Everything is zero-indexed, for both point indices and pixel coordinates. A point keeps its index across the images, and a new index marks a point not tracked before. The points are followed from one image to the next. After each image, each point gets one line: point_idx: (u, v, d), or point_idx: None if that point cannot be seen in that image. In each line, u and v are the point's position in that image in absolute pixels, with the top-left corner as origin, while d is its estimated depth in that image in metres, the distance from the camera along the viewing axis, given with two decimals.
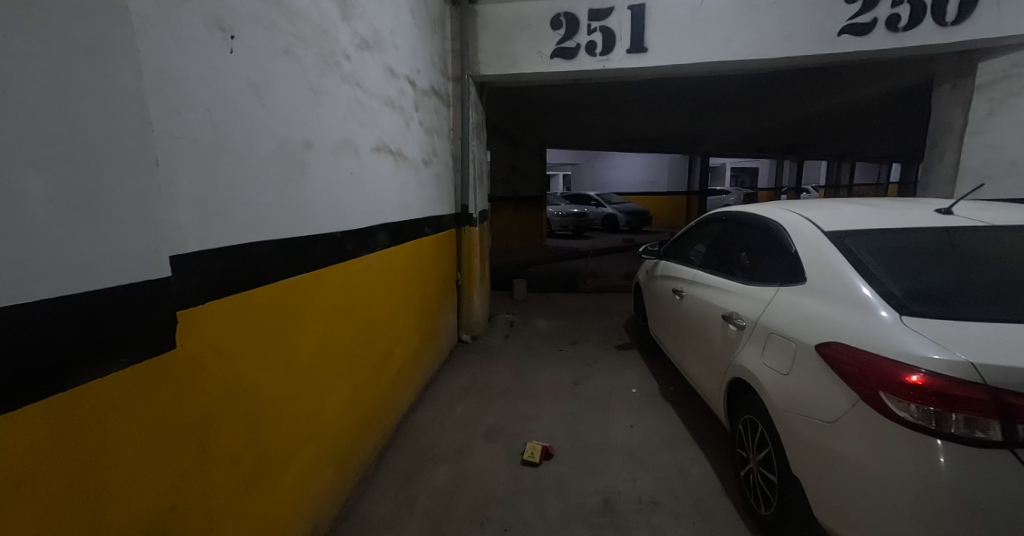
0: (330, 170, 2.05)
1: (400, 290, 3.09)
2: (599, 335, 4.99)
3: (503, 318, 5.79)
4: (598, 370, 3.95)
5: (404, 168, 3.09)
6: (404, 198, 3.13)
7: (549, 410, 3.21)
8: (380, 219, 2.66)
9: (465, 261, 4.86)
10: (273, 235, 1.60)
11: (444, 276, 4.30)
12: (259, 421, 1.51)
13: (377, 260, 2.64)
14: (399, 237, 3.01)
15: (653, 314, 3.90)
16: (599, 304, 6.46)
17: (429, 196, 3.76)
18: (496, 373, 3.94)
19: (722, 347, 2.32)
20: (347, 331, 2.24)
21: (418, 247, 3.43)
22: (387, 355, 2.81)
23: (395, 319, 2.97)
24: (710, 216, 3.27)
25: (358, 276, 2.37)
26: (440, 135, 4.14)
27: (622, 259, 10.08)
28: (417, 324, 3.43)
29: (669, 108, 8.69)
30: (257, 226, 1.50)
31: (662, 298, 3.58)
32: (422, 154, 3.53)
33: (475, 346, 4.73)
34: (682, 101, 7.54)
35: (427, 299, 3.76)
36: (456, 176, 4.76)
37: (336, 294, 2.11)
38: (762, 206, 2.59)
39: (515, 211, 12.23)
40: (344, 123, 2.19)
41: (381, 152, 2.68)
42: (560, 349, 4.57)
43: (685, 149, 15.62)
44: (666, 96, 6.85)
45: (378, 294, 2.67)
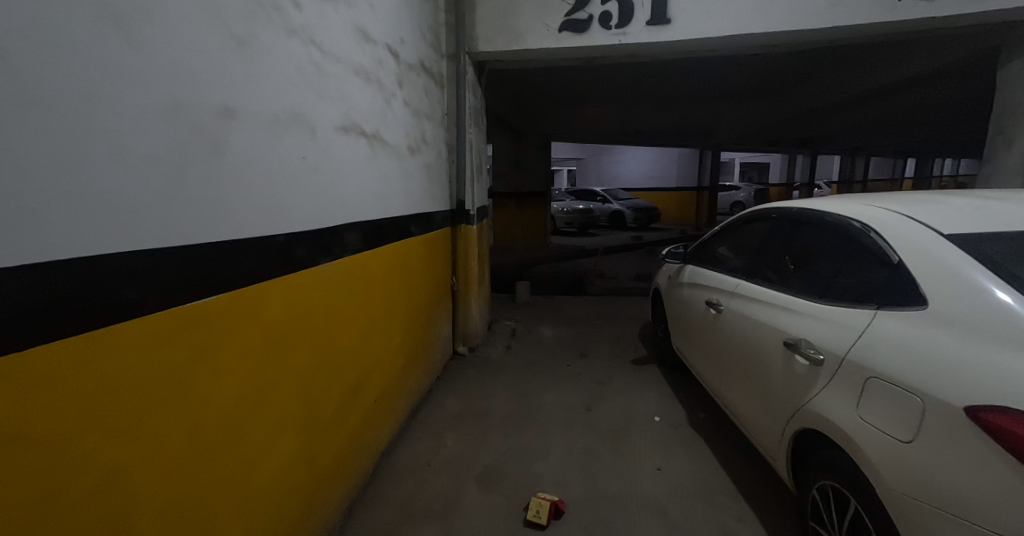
0: (268, 152, 1.53)
1: (380, 302, 2.59)
2: (612, 346, 4.48)
3: (504, 326, 5.28)
4: (613, 391, 3.45)
5: (383, 155, 2.58)
6: (384, 192, 2.62)
7: (557, 446, 2.70)
8: (348, 217, 2.14)
9: (461, 263, 4.35)
10: (148, 242, 1.09)
11: (436, 280, 3.80)
12: (125, 522, 1.03)
13: (345, 267, 2.13)
14: (377, 238, 2.51)
15: (680, 326, 3.37)
16: (609, 310, 5.95)
17: (417, 191, 3.25)
18: (495, 396, 3.43)
19: (785, 385, 1.79)
20: (298, 363, 1.75)
21: (403, 250, 2.93)
22: (360, 384, 2.31)
23: (373, 339, 2.47)
24: (750, 212, 2.75)
25: (317, 290, 1.88)
26: (431, 120, 3.63)
27: (632, 258, 9.54)
28: (402, 339, 2.93)
29: (683, 96, 8.11)
30: (123, 226, 1.03)
31: (691, 309, 3.05)
32: (408, 140, 3.02)
33: (473, 360, 4.24)
34: (699, 86, 6.96)
35: (416, 310, 3.27)
36: (451, 169, 4.24)
37: (280, 315, 1.62)
38: (828, 201, 2.06)
39: (518, 208, 11.70)
40: (293, 93, 1.68)
41: (351, 134, 2.17)
42: (568, 363, 4.06)
43: (696, 142, 15.04)
44: (683, 79, 6.29)
45: (347, 309, 2.17)
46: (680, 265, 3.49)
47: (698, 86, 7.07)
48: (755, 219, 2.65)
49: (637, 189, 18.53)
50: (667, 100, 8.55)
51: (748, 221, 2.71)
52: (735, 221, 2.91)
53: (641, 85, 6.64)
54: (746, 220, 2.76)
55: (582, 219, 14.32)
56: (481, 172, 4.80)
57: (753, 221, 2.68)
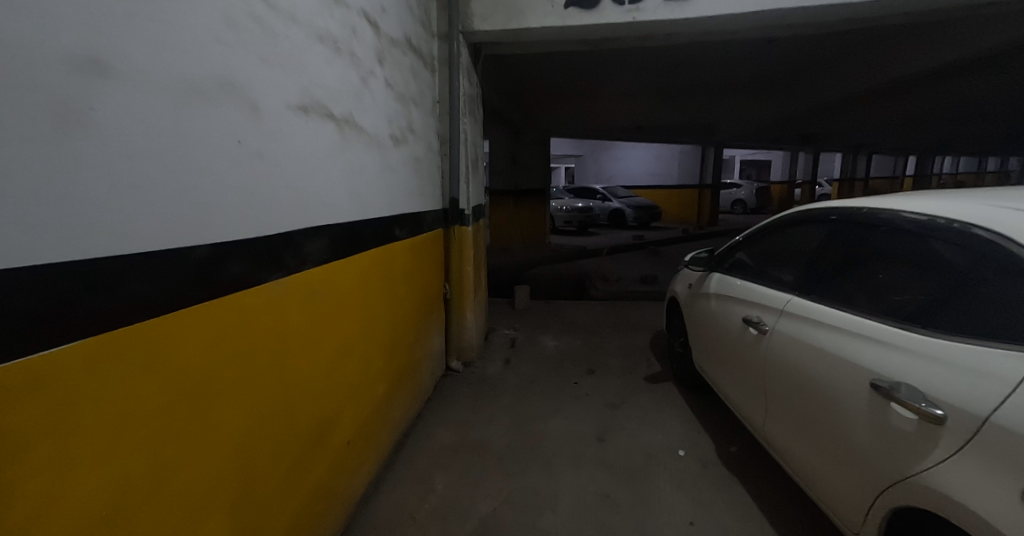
0: (177, 131, 1.09)
1: (356, 321, 2.16)
2: (621, 360, 4.08)
3: (503, 336, 4.87)
4: (627, 416, 3.06)
5: (360, 145, 2.16)
6: (362, 188, 2.20)
7: (569, 489, 2.30)
8: (311, 221, 1.71)
9: (455, 269, 3.93)
10: None
11: (425, 288, 3.37)
12: None
13: (308, 283, 1.71)
14: (351, 247, 2.07)
15: (704, 341, 2.99)
16: (615, 316, 5.56)
17: (403, 189, 2.82)
18: (494, 423, 3.01)
19: (877, 441, 1.39)
20: (234, 418, 1.32)
21: (385, 258, 2.51)
22: (328, 426, 1.88)
23: (346, 368, 2.05)
24: (792, 214, 2.37)
25: (264, 317, 1.45)
26: (420, 107, 3.21)
27: (635, 259, 9.17)
28: (383, 363, 2.51)
29: (690, 87, 7.70)
30: None
31: (721, 323, 2.67)
32: (390, 129, 2.59)
33: (468, 377, 3.81)
34: (708, 74, 6.56)
35: (402, 326, 2.84)
36: (444, 164, 3.82)
37: (201, 358, 1.19)
38: (911, 200, 1.70)
39: (516, 206, 11.28)
40: (222, 54, 1.24)
41: (316, 117, 1.74)
42: (574, 382, 3.66)
43: (697, 138, 14.68)
44: (691, 65, 5.88)
45: (311, 335, 1.75)
46: (705, 273, 3.10)
47: (707, 75, 6.67)
48: (801, 221, 2.28)
49: (636, 186, 18.14)
50: (673, 92, 8.17)
51: (792, 224, 2.34)
52: (772, 223, 2.53)
53: (646, 73, 6.25)
54: (788, 223, 2.39)
55: (581, 217, 13.92)
56: (477, 166, 4.38)
57: (797, 224, 2.31)
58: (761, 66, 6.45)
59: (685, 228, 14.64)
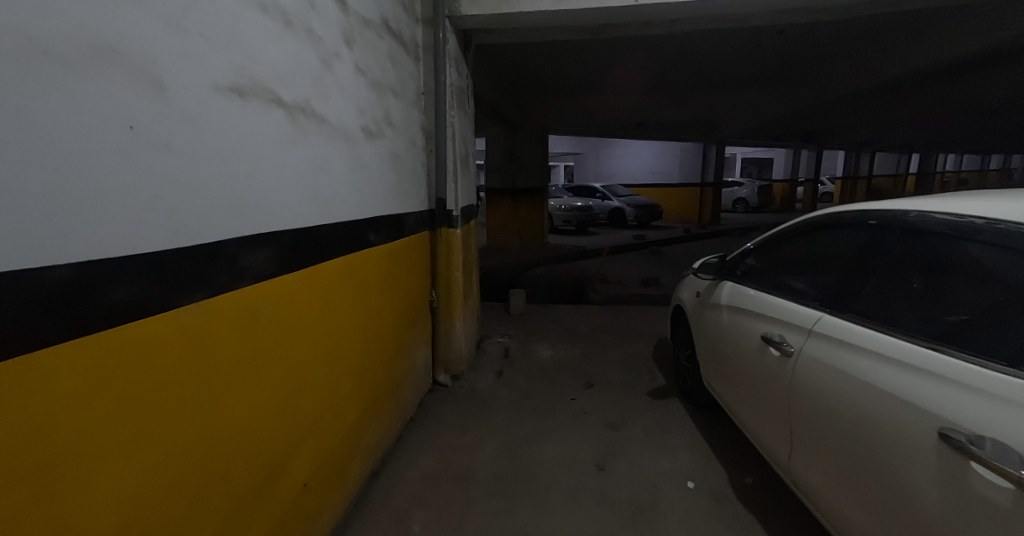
0: (12, 111, 0.81)
1: (318, 341, 1.89)
2: (621, 373, 3.83)
3: (496, 345, 4.61)
4: (627, 438, 2.81)
5: (323, 139, 1.88)
6: (327, 188, 1.94)
7: (562, 529, 2.04)
8: (250, 229, 1.42)
9: (442, 275, 3.65)
10: None
11: (408, 297, 3.09)
12: None
13: (249, 302, 1.43)
14: (308, 258, 1.78)
15: (712, 356, 2.74)
16: (615, 322, 5.30)
17: (378, 189, 2.53)
18: (482, 447, 2.73)
19: (954, 504, 1.17)
20: (133, 483, 1.04)
21: (355, 268, 2.22)
22: (277, 470, 1.60)
23: (304, 396, 1.77)
24: (807, 221, 2.17)
25: (181, 348, 1.17)
26: (402, 98, 2.95)
27: (636, 261, 8.91)
28: (354, 386, 2.23)
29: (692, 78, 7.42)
30: None
31: (733, 338, 2.42)
32: (361, 121, 2.30)
33: (457, 392, 3.53)
34: (711, 66, 6.30)
35: (378, 342, 2.56)
36: (430, 162, 3.55)
37: (74, 414, 0.91)
38: (953, 201, 1.50)
39: (513, 205, 10.98)
40: (103, 13, 0.96)
41: (259, 102, 1.45)
42: (571, 397, 3.41)
43: (699, 135, 14.43)
44: (694, 57, 5.64)
45: (254, 364, 1.47)
46: (714, 282, 2.83)
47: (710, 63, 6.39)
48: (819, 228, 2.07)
49: (637, 184, 17.83)
50: (675, 86, 7.92)
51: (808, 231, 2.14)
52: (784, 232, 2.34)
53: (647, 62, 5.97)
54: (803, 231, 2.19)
55: (580, 217, 13.65)
56: (467, 164, 4.12)
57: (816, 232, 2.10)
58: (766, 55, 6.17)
59: (686, 228, 14.35)
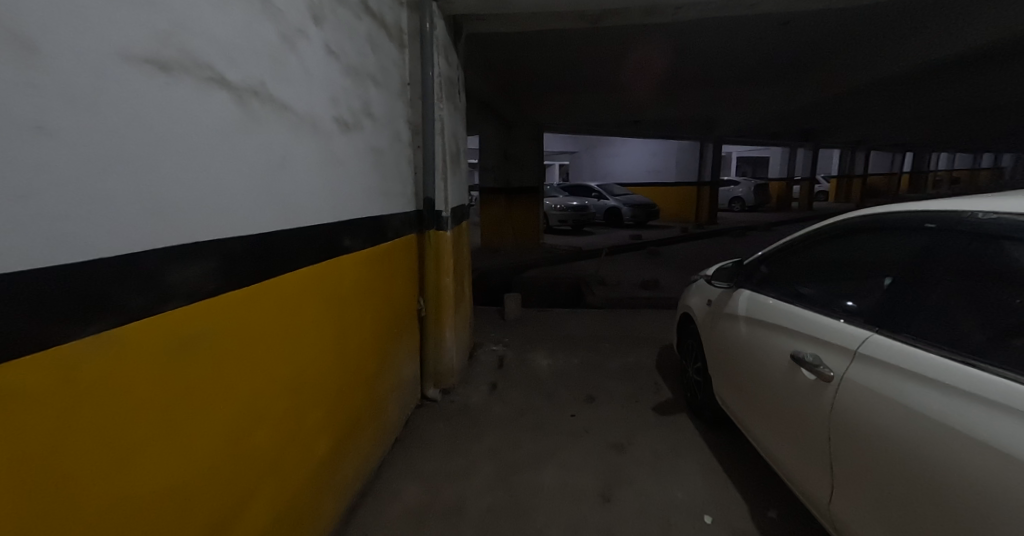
0: None
1: (281, 364, 1.62)
2: (624, 386, 3.59)
3: (490, 354, 4.35)
4: (632, 462, 2.56)
5: (284, 129, 1.61)
6: (291, 187, 1.67)
7: None
8: (178, 238, 1.14)
9: (431, 281, 3.39)
10: None
11: (392, 306, 2.82)
12: None
13: (183, 326, 1.16)
14: (265, 270, 1.51)
15: (727, 371, 2.51)
16: (615, 328, 5.07)
17: (355, 189, 2.25)
18: (473, 475, 2.48)
19: None
20: None
21: (327, 278, 1.95)
22: (224, 526, 1.34)
23: (260, 432, 1.50)
24: (838, 222, 1.96)
25: (76, 394, 0.90)
26: (384, 88, 2.68)
27: (634, 262, 8.68)
28: (328, 410, 1.96)
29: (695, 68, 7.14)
30: None
31: (752, 354, 2.18)
32: (334, 112, 2.03)
33: (447, 409, 3.28)
34: (711, 57, 6.11)
35: (357, 358, 2.29)
36: (416, 159, 3.28)
37: None
38: (1014, 198, 1.32)
39: (508, 205, 10.72)
40: None
41: (193, 79, 1.17)
42: (571, 414, 3.16)
43: (696, 134, 14.27)
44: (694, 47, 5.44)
45: (192, 402, 1.20)
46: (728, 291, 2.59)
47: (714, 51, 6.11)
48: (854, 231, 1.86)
49: (633, 184, 17.61)
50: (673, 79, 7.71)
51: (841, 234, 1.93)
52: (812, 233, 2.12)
53: (647, 52, 5.70)
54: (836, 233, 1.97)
55: (576, 216, 13.40)
56: (458, 162, 3.85)
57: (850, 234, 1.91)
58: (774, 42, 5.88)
59: (684, 227, 14.17)
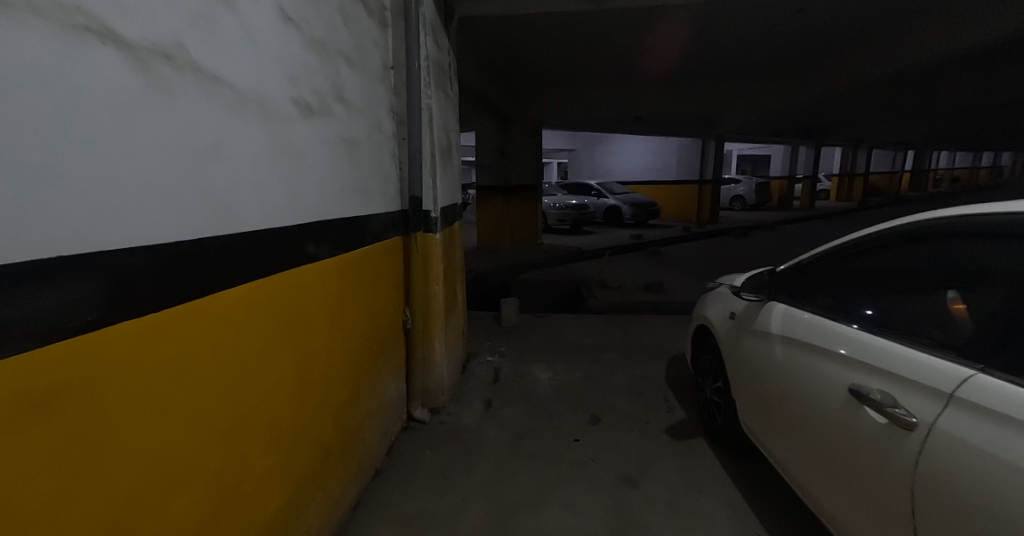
0: None
1: (215, 407, 1.28)
2: (631, 404, 3.28)
3: (485, 366, 4.03)
4: (646, 501, 2.24)
5: (221, 108, 1.27)
6: (235, 180, 1.35)
7: None
8: (33, 251, 0.80)
9: (418, 289, 3.06)
10: None
11: (372, 319, 2.49)
12: None
13: (41, 376, 0.82)
14: (188, 291, 1.16)
15: (755, 397, 2.18)
16: (618, 336, 4.75)
17: (323, 186, 1.92)
18: (464, 516, 2.16)
19: None
20: None
21: (283, 293, 1.62)
22: None
23: (181, 500, 1.16)
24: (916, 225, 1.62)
25: None
26: (362, 71, 2.35)
27: (636, 263, 8.37)
28: (283, 453, 1.62)
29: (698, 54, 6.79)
30: None
31: (793, 382, 1.85)
32: (295, 93, 1.68)
33: (437, 431, 2.95)
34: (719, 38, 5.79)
35: (326, 384, 1.96)
36: (402, 152, 2.95)
37: None
38: None
39: (505, 204, 10.38)
40: None
41: (51, 24, 0.82)
42: (574, 439, 2.84)
43: (697, 131, 13.96)
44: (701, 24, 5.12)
45: (62, 479, 0.86)
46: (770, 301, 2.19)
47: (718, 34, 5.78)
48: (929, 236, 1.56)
49: (632, 182, 17.29)
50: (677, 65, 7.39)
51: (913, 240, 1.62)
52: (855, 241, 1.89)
53: (650, 37, 5.36)
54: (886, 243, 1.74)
55: (576, 216, 13.07)
56: (449, 157, 3.53)
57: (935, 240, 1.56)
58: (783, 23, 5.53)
59: (685, 227, 13.87)
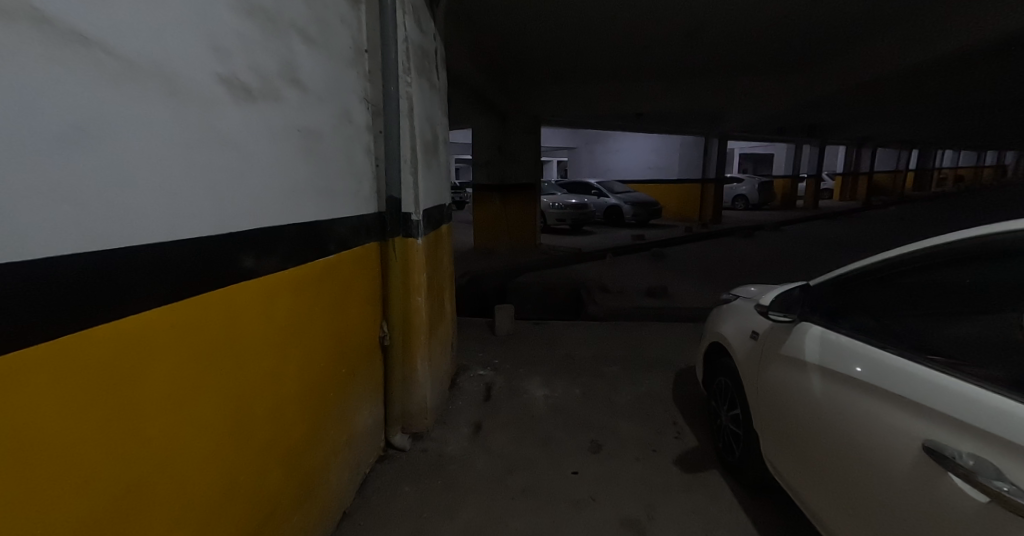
0: None
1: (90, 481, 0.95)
2: (636, 429, 2.96)
3: (476, 381, 3.72)
4: None
5: (94, 80, 0.95)
6: (125, 178, 1.03)
7: None
8: None
9: (397, 302, 2.74)
10: None
11: (340, 339, 2.17)
12: None
13: None
14: (15, 337, 0.81)
15: (784, 434, 1.86)
16: (620, 346, 4.43)
17: (266, 186, 1.57)
18: None
19: None
20: None
21: (206, 321, 1.29)
22: None
23: None
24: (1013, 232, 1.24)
25: None
26: (327, 53, 2.03)
27: (637, 265, 8.05)
28: (206, 519, 1.30)
29: (705, 44, 6.44)
30: None
31: (838, 425, 1.53)
32: (223, 70, 1.34)
33: (418, 461, 2.63)
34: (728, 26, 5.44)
35: (274, 423, 1.64)
36: (378, 147, 2.61)
37: None
38: None
39: (503, 204, 10.04)
40: None
41: None
42: (573, 471, 2.53)
43: (700, 128, 13.62)
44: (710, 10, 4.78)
45: None
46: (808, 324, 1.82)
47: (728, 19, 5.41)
48: None
49: (633, 180, 16.95)
50: (682, 57, 7.05)
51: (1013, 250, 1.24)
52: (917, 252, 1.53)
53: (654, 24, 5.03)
54: (946, 258, 1.44)
55: (575, 215, 12.73)
56: (435, 153, 3.20)
57: None
58: (798, 8, 5.17)
59: (687, 227, 13.53)
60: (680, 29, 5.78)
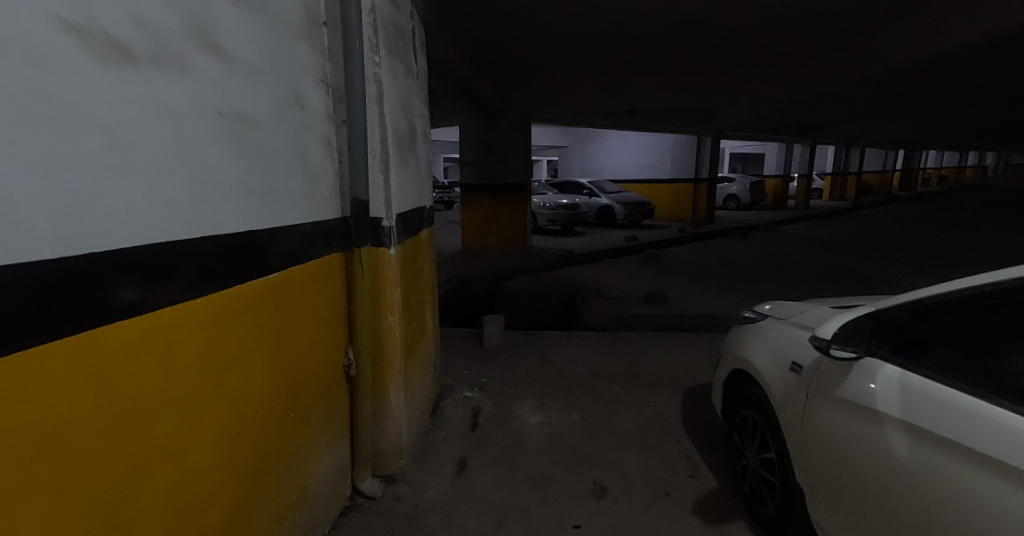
0: None
1: None
2: (644, 465, 2.59)
3: (462, 405, 3.32)
4: None
5: None
6: None
7: None
8: None
9: (366, 323, 2.31)
10: None
11: (289, 375, 1.74)
12: None
13: None
14: None
15: (841, 498, 1.48)
16: (620, 361, 4.06)
17: (167, 186, 1.14)
18: None
19: None
20: None
21: (46, 386, 0.86)
22: None
23: None
24: None
25: None
26: (267, 16, 1.60)
27: (633, 269, 7.71)
28: None
29: (706, 36, 6.09)
30: None
31: (948, 512, 1.12)
32: (75, 15, 0.91)
33: (391, 510, 2.23)
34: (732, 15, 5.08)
35: (180, 507, 1.21)
36: (341, 139, 2.18)
37: None
38: None
39: (492, 204, 9.62)
40: None
41: None
42: (574, 524, 2.14)
43: (693, 126, 13.35)
44: None
45: None
46: (879, 366, 1.42)
47: (733, 7, 5.05)
48: None
49: (625, 180, 16.66)
50: (680, 50, 6.69)
51: None
52: None
53: None
54: None
55: (567, 215, 12.36)
56: (412, 147, 2.78)
57: None
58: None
59: (681, 227, 13.26)
60: (681, 18, 5.41)
